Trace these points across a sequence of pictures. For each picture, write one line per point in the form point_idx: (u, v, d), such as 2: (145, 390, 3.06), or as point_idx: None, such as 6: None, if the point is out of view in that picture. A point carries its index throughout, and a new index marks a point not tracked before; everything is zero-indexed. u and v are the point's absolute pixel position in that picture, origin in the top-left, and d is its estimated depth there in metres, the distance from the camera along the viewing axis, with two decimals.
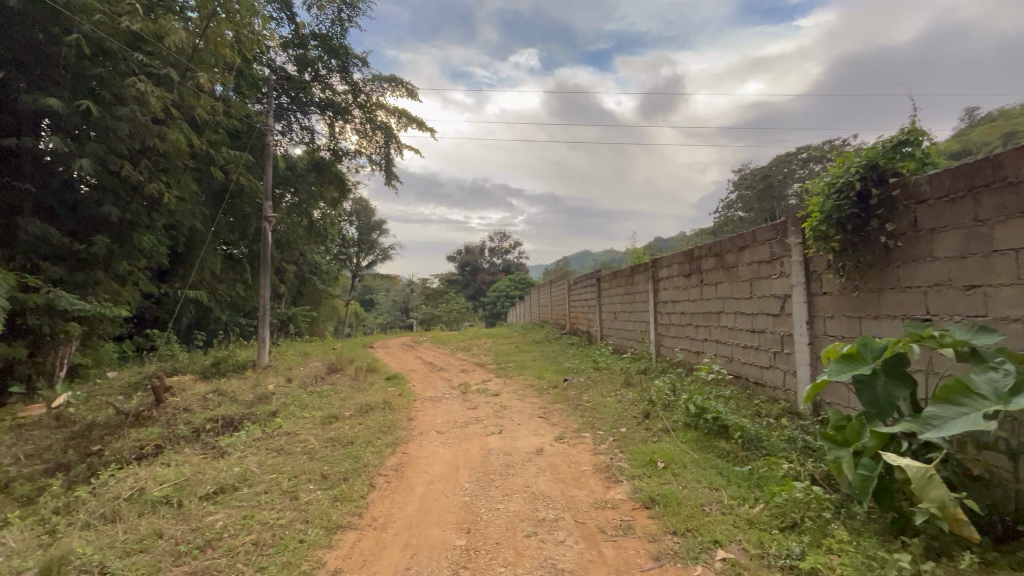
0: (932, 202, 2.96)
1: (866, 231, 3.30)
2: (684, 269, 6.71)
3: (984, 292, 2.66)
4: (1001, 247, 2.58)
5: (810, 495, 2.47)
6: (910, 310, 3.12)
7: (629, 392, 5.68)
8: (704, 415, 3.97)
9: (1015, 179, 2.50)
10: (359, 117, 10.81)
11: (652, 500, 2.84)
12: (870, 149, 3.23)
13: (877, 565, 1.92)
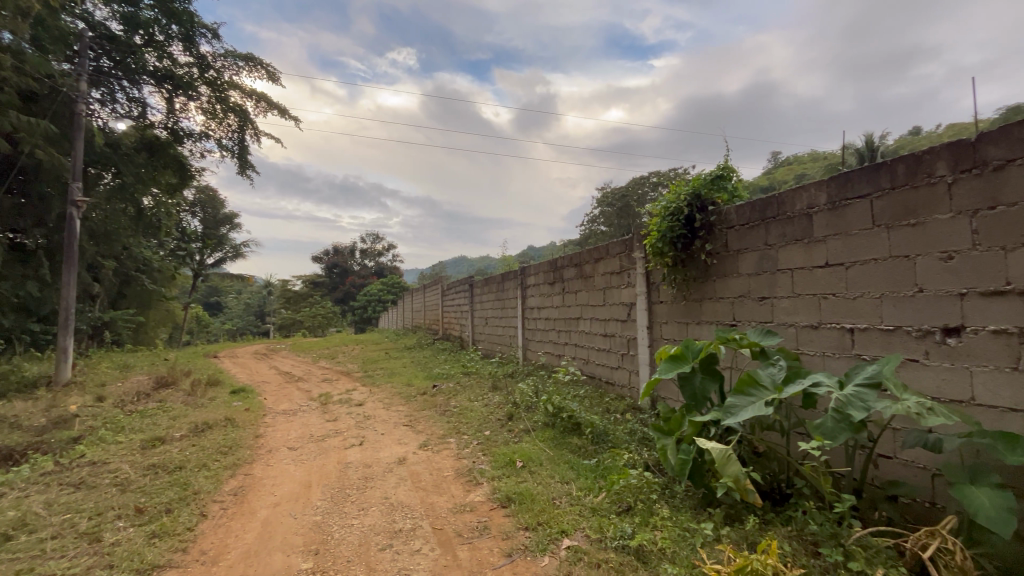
0: (737, 228, 3.59)
1: (692, 249, 3.92)
2: (549, 277, 7.13)
3: (770, 303, 3.30)
4: (782, 267, 3.22)
5: (642, 480, 2.81)
6: (721, 317, 3.74)
7: (495, 396, 5.85)
8: (561, 414, 4.27)
9: (791, 214, 3.16)
10: (206, 96, 9.28)
11: (508, 499, 2.96)
12: (695, 180, 3.81)
13: (688, 535, 2.26)
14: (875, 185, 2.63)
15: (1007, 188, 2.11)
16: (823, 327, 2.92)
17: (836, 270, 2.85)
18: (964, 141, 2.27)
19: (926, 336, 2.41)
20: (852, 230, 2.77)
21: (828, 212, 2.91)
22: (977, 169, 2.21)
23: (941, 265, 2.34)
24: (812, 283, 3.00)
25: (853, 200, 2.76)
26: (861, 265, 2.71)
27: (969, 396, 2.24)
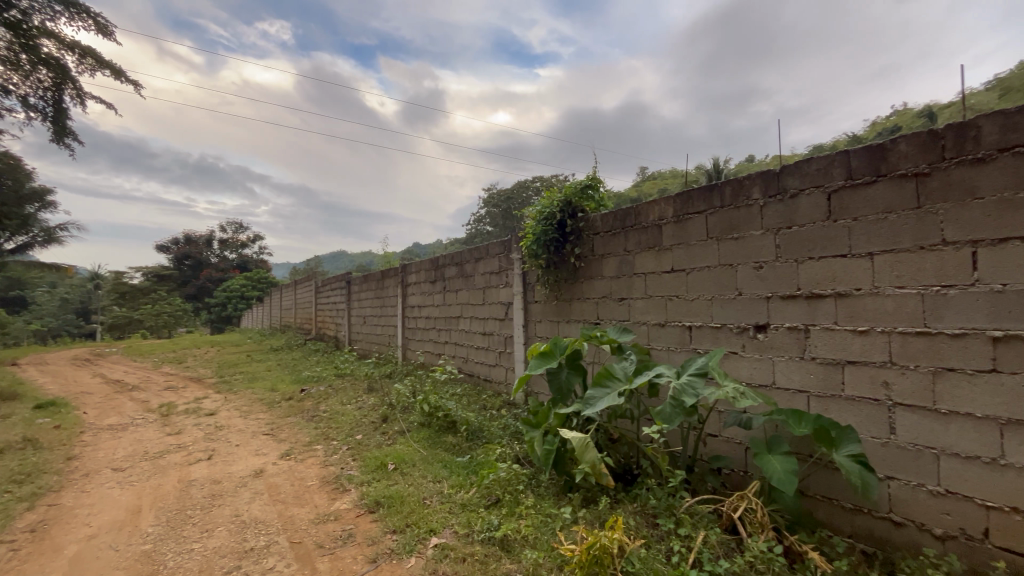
0: (602, 235, 3.91)
1: (562, 253, 4.18)
2: (430, 276, 7.05)
3: (628, 304, 3.66)
4: (637, 272, 3.60)
5: (511, 473, 2.93)
6: (587, 316, 4.05)
7: (369, 398, 5.62)
8: (437, 413, 4.26)
9: (645, 224, 3.54)
10: (5, 41, 6.74)
11: (377, 504, 2.87)
12: (567, 188, 4.08)
13: (549, 521, 2.42)
14: (710, 204, 3.07)
15: (800, 212, 2.62)
16: (668, 325, 3.32)
17: (679, 275, 3.27)
18: (771, 172, 2.76)
19: (743, 332, 2.88)
20: (691, 241, 3.19)
21: (674, 224, 3.31)
22: (780, 195, 2.70)
23: (755, 273, 2.81)
24: (661, 286, 3.40)
25: (693, 215, 3.19)
26: (697, 271, 3.14)
27: (772, 381, 2.74)
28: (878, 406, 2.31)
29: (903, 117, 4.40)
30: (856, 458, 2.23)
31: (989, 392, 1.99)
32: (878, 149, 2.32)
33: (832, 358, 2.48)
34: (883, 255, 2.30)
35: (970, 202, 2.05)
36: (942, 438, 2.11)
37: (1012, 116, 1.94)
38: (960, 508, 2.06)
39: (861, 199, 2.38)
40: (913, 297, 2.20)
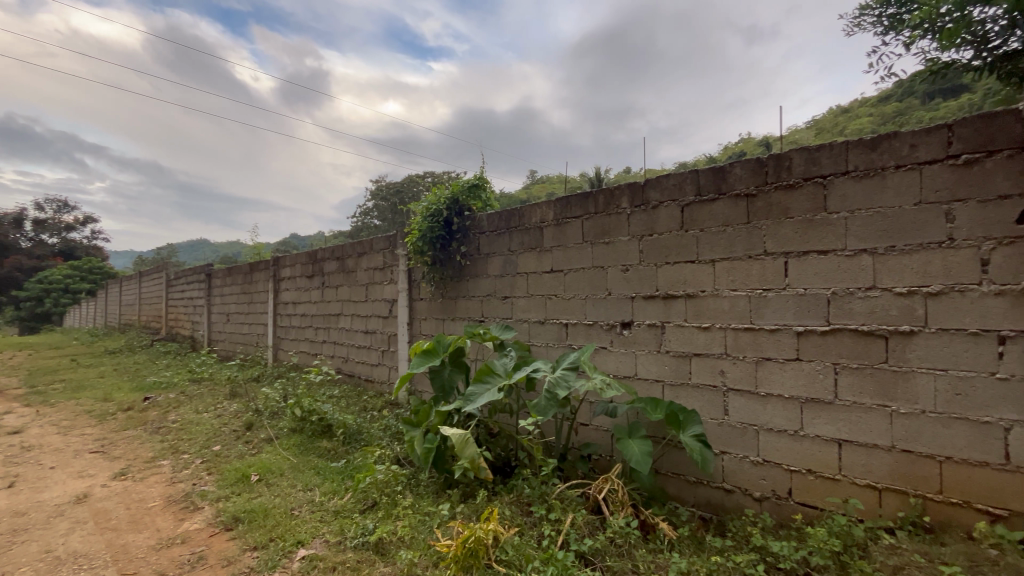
0: (487, 234, 3.99)
1: (448, 250, 4.17)
2: (307, 270, 6.56)
3: (510, 302, 3.78)
4: (520, 271, 3.73)
5: (389, 474, 2.86)
6: (472, 314, 4.10)
7: (232, 404, 5.06)
8: (311, 417, 3.98)
9: (528, 225, 3.69)
10: None
11: (235, 520, 2.60)
12: (455, 186, 4.10)
13: (426, 519, 2.41)
14: (585, 210, 3.30)
15: (659, 221, 2.94)
16: (547, 322, 3.50)
17: (557, 276, 3.46)
18: (637, 184, 3.05)
19: (611, 328, 3.15)
20: (569, 244, 3.40)
21: (553, 227, 3.50)
22: (644, 206, 3.01)
23: (622, 275, 3.09)
24: (541, 285, 3.56)
25: (570, 220, 3.40)
26: (574, 272, 3.35)
27: (634, 372, 3.03)
28: (716, 392, 2.69)
29: (746, 144, 5.14)
30: (698, 437, 2.57)
31: (795, 376, 2.43)
32: (720, 171, 2.70)
33: (682, 350, 2.82)
34: (722, 262, 2.67)
35: (784, 220, 2.48)
36: (761, 416, 2.53)
37: (814, 152, 2.39)
38: (772, 474, 2.49)
39: (706, 213, 2.74)
40: (742, 298, 2.59)
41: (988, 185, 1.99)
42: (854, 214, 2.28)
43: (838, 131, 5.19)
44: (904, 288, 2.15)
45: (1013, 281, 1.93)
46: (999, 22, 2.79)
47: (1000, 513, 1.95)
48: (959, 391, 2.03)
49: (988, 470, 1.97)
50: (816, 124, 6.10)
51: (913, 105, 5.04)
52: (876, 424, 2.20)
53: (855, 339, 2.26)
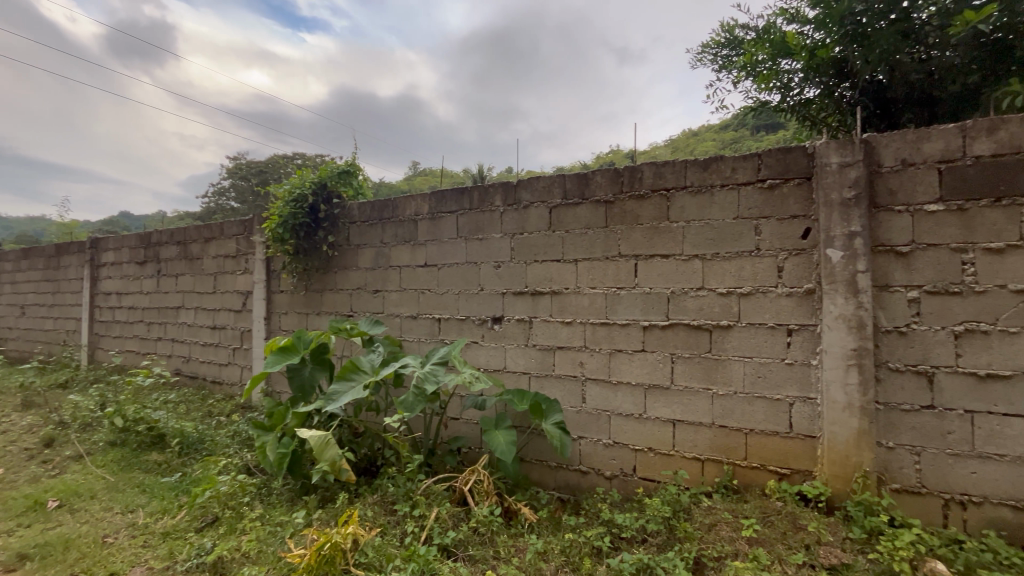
0: (358, 224, 3.79)
1: (314, 239, 3.87)
2: (137, 256, 5.58)
3: (382, 296, 3.64)
4: (392, 264, 3.61)
5: (235, 486, 2.58)
6: (339, 308, 3.86)
7: (24, 417, 4.11)
8: (137, 427, 3.41)
9: (402, 218, 3.58)
10: None
11: (23, 557, 2.13)
12: (323, 170, 3.82)
13: (277, 530, 2.23)
14: (460, 205, 3.32)
15: (529, 221, 3.07)
16: (420, 317, 3.45)
17: (431, 270, 3.43)
18: (510, 183, 3.15)
19: (483, 323, 3.21)
20: (443, 238, 3.38)
21: (428, 221, 3.45)
22: (516, 205, 3.12)
23: (494, 271, 3.17)
24: (415, 279, 3.50)
25: (445, 214, 3.39)
26: (447, 267, 3.35)
27: (503, 366, 3.14)
28: (576, 382, 2.90)
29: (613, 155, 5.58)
30: (558, 425, 2.75)
31: (641, 365, 2.73)
32: (584, 178, 2.91)
33: (547, 344, 2.99)
34: (583, 262, 2.89)
35: (635, 226, 2.76)
36: (613, 402, 2.79)
37: (660, 167, 2.70)
38: (621, 454, 2.77)
39: (571, 216, 2.94)
40: (600, 295, 2.83)
41: (785, 206, 2.44)
42: (690, 224, 2.63)
43: (686, 151, 5.92)
44: (724, 288, 2.54)
45: (798, 285, 2.39)
46: (798, 74, 3.43)
47: (786, 471, 2.41)
48: (760, 375, 2.46)
49: (778, 438, 2.42)
50: (673, 144, 6.88)
51: (743, 136, 5.96)
52: (701, 405, 2.58)
53: (687, 332, 2.62)
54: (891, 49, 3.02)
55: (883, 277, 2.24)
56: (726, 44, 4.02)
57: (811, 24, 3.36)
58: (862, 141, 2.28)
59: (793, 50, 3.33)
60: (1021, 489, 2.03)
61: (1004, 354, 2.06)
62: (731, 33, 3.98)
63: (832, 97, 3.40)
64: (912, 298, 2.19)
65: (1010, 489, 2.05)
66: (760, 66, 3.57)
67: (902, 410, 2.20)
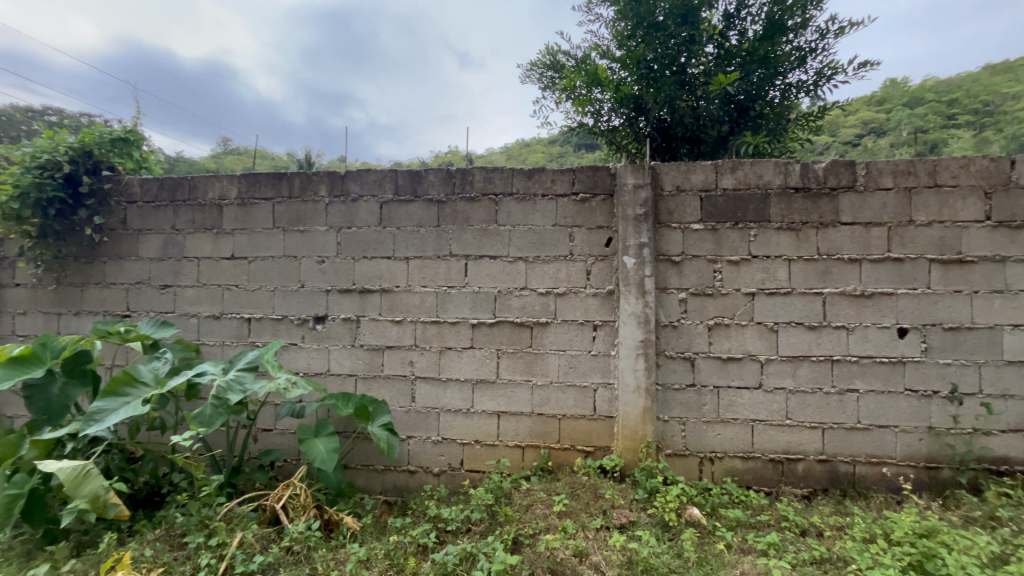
0: (140, 205, 3.12)
1: (72, 220, 3.04)
2: None
3: (173, 292, 3.06)
4: (188, 255, 3.06)
5: None
6: (111, 307, 3.12)
7: None
8: None
9: (201, 201, 3.07)
10: None
11: None
12: (86, 133, 3.00)
13: None
14: (278, 192, 2.98)
15: (358, 215, 2.92)
16: (223, 317, 3.00)
17: (240, 263, 3.01)
18: (337, 174, 2.95)
19: (303, 323, 2.95)
20: (256, 228, 3.00)
21: (237, 207, 3.02)
22: (344, 197, 2.93)
23: (317, 267, 2.94)
24: (218, 273, 3.03)
25: (259, 201, 3.01)
26: (260, 260, 2.98)
27: (326, 368, 2.92)
28: (405, 381, 2.86)
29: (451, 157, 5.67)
30: (386, 427, 2.67)
31: (469, 361, 2.82)
32: (417, 175, 2.88)
33: (375, 344, 2.88)
34: (415, 260, 2.87)
35: (466, 227, 2.85)
36: (442, 399, 2.83)
37: (490, 173, 2.83)
38: (449, 449, 2.82)
39: (403, 212, 2.89)
40: (431, 294, 2.85)
41: (593, 217, 2.79)
42: (515, 228, 2.82)
43: (518, 160, 6.33)
44: (544, 288, 2.79)
45: (601, 286, 2.76)
46: (606, 104, 3.96)
47: (590, 449, 2.76)
48: (572, 365, 2.77)
49: (585, 420, 2.76)
50: (508, 152, 7.29)
51: (567, 152, 6.63)
52: (523, 396, 2.79)
53: (511, 329, 2.80)
54: (673, 95, 3.70)
55: (662, 281, 2.73)
56: (550, 66, 4.42)
57: (617, 62, 3.92)
58: (649, 167, 2.73)
59: (603, 82, 3.84)
60: (747, 443, 2.69)
61: (738, 342, 2.69)
62: (555, 57, 4.39)
63: (632, 128, 4.01)
64: (681, 299, 2.71)
65: (740, 445, 2.69)
66: (577, 91, 4.02)
67: (673, 389, 2.71)
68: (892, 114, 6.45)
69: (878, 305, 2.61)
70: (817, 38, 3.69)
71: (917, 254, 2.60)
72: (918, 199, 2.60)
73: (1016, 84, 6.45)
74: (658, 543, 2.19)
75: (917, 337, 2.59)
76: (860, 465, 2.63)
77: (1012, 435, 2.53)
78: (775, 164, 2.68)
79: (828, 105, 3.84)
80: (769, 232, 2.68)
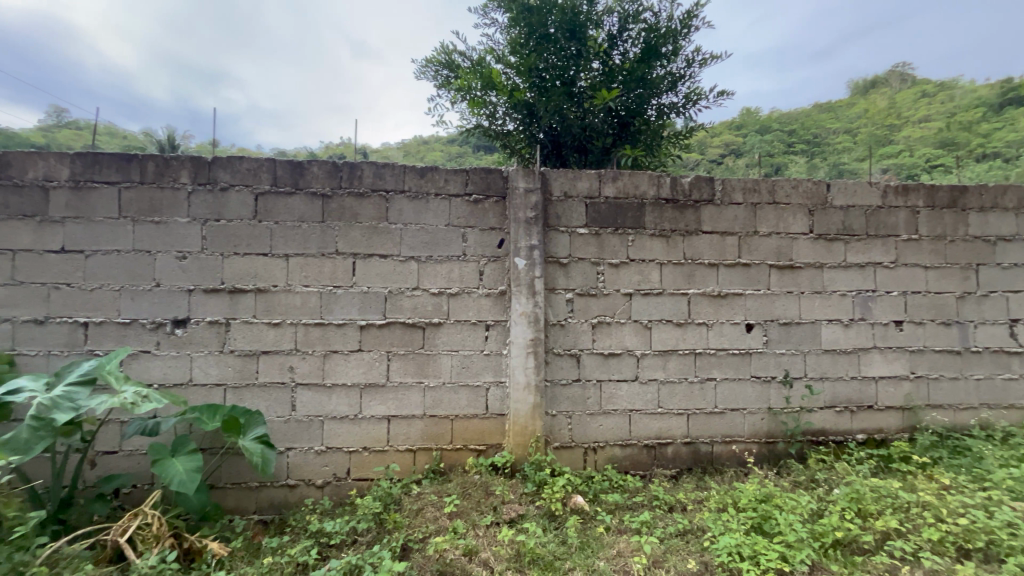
0: None
1: None
2: None
3: None
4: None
5: None
6: None
7: None
8: None
9: (18, 181, 2.54)
10: None
11: None
12: None
13: None
14: (126, 176, 2.58)
15: (228, 207, 2.64)
16: (50, 322, 2.51)
17: (73, 257, 2.54)
18: (202, 159, 2.63)
19: (158, 328, 2.58)
20: (96, 217, 2.56)
21: (68, 190, 2.55)
22: (211, 186, 2.63)
23: (177, 263, 2.59)
24: (42, 270, 2.53)
25: (100, 185, 2.57)
26: (101, 255, 2.55)
27: (187, 378, 2.59)
28: (284, 389, 2.64)
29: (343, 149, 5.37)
30: (260, 439, 2.43)
31: (357, 365, 2.69)
32: (298, 166, 2.68)
33: (248, 349, 2.62)
34: (296, 258, 2.66)
35: (354, 224, 2.71)
36: (326, 406, 2.67)
37: (380, 168, 2.73)
38: (334, 459, 2.67)
39: (282, 206, 2.67)
40: (314, 294, 2.66)
41: (486, 218, 2.83)
42: (407, 227, 2.75)
43: (416, 157, 6.20)
44: (436, 289, 2.76)
45: (493, 287, 2.81)
46: (501, 108, 4.06)
47: (482, 447, 2.79)
48: (464, 365, 2.78)
49: (477, 419, 2.78)
50: (405, 149, 7.11)
51: (465, 153, 6.64)
52: (414, 398, 2.73)
53: (402, 330, 2.73)
54: (562, 105, 3.89)
55: (551, 282, 2.85)
56: (446, 65, 4.39)
57: (511, 68, 4.02)
58: (539, 172, 2.84)
59: (498, 86, 3.92)
60: (625, 432, 2.92)
61: (617, 339, 2.91)
62: (450, 56, 4.37)
63: (525, 133, 4.15)
64: (568, 299, 2.86)
65: (619, 433, 2.91)
66: (473, 92, 4.05)
67: (560, 385, 2.85)
68: (747, 139, 7.47)
69: (731, 304, 3.00)
70: (685, 66, 4.14)
71: (760, 260, 3.03)
72: (761, 213, 3.03)
73: (836, 122, 7.84)
74: (545, 533, 2.29)
75: (760, 331, 3.03)
76: (717, 445, 2.99)
77: (827, 411, 3.06)
78: (649, 176, 2.95)
79: (694, 126, 4.32)
80: (644, 238, 2.94)
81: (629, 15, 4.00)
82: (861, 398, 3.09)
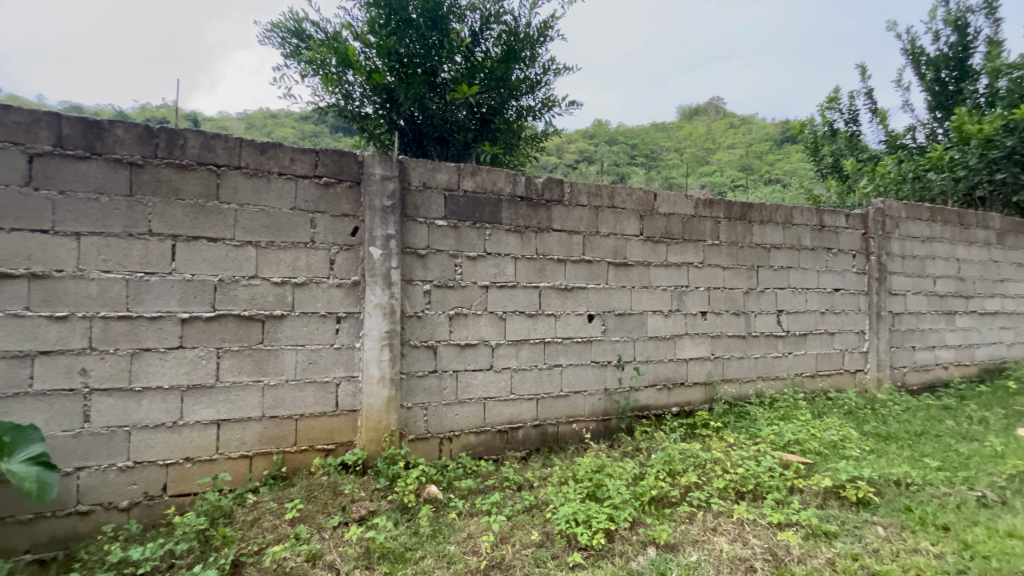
0: None
1: None
2: None
3: None
4: None
5: None
6: None
7: None
8: None
9: None
10: None
11: None
12: None
13: None
14: None
15: None
16: None
17: None
18: None
19: None
20: None
21: None
22: None
23: None
24: None
25: None
26: None
27: None
28: (72, 398, 2.17)
29: (167, 112, 4.58)
30: (34, 461, 1.94)
31: (176, 365, 2.33)
32: (95, 126, 2.21)
33: (17, 350, 2.09)
34: (91, 238, 2.19)
35: (174, 201, 2.33)
36: (134, 415, 2.26)
37: (209, 139, 2.39)
38: (144, 476, 2.27)
39: (70, 172, 2.17)
40: (117, 281, 2.23)
41: (337, 204, 2.66)
42: (243, 208, 2.45)
43: (262, 131, 5.58)
44: (278, 278, 2.52)
45: (346, 277, 2.66)
46: (359, 89, 3.88)
47: (330, 447, 2.64)
48: (311, 361, 2.59)
49: (325, 417, 2.62)
50: (248, 121, 6.33)
51: (321, 132, 6.17)
52: (250, 400, 2.46)
53: (236, 323, 2.43)
54: (423, 94, 3.85)
55: (408, 273, 2.81)
56: (295, 34, 4.01)
57: (370, 48, 3.85)
58: (397, 160, 2.76)
59: (355, 65, 3.72)
60: (480, 419, 3.02)
61: (473, 330, 2.99)
62: (300, 24, 4.00)
63: (385, 118, 4.02)
64: (425, 290, 2.85)
65: (474, 421, 3.00)
66: (327, 68, 3.80)
67: (416, 377, 2.83)
68: (597, 147, 8.23)
69: (575, 296, 3.29)
70: (541, 73, 4.38)
71: (601, 258, 3.38)
72: (602, 215, 3.38)
73: (667, 141, 9.07)
74: (396, 526, 2.27)
75: (599, 321, 3.38)
76: (562, 425, 3.27)
77: (650, 389, 3.56)
78: (506, 174, 3.08)
79: (549, 130, 4.62)
80: (499, 233, 3.06)
81: (491, 16, 4.11)
82: (676, 377, 3.65)
